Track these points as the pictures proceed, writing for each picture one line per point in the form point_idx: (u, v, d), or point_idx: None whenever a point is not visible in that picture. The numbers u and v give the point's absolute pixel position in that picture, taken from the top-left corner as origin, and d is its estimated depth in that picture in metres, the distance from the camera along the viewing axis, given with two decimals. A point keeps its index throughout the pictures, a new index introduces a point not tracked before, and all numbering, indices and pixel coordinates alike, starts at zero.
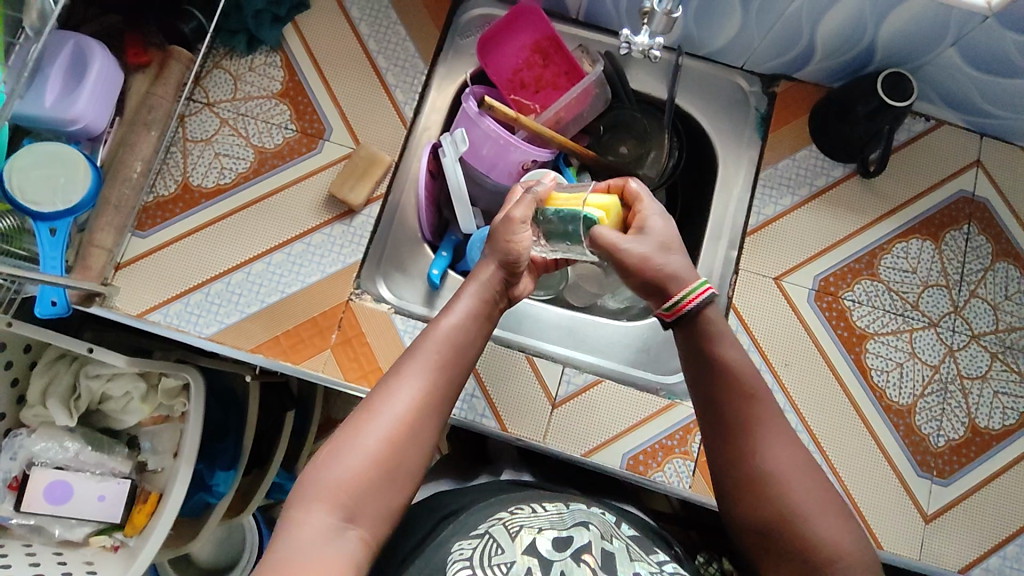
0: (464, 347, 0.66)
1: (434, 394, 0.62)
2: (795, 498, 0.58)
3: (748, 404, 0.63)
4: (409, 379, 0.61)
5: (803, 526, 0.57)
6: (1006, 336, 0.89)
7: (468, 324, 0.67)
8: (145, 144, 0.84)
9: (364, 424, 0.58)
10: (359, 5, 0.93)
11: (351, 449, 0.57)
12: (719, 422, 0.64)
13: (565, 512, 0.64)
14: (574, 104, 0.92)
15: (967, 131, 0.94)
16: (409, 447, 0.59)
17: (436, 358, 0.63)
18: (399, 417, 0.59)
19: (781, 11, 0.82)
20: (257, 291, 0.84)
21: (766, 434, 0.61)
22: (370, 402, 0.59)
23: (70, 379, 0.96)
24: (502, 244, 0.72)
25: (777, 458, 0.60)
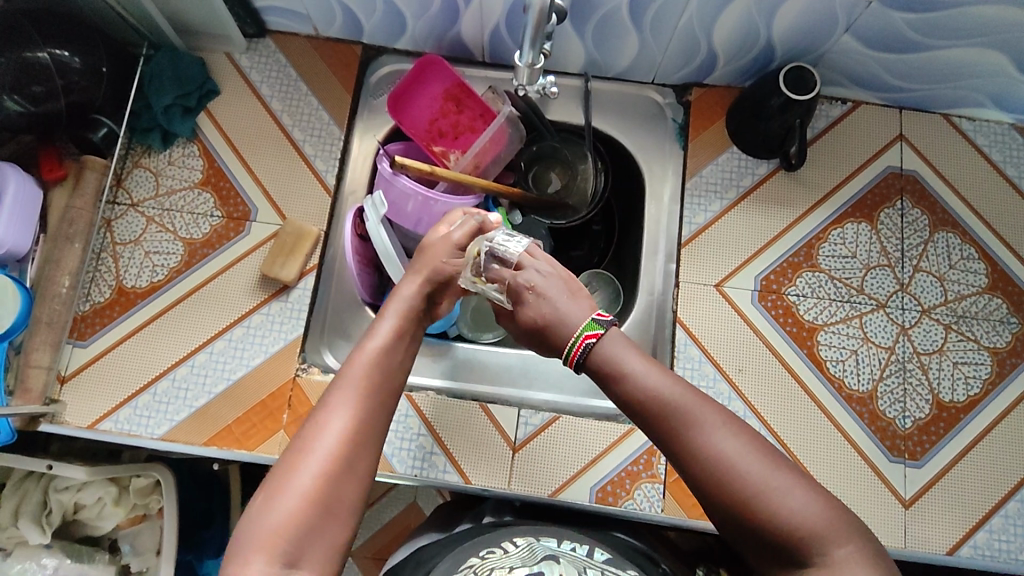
0: (391, 371, 0.65)
1: (367, 422, 0.61)
2: (754, 475, 0.55)
3: (668, 403, 0.59)
4: (339, 411, 0.60)
5: (771, 505, 0.54)
6: (957, 306, 0.88)
7: (393, 347, 0.67)
8: (71, 257, 0.84)
9: (297, 463, 0.57)
10: (268, 83, 0.94)
11: (286, 490, 0.55)
12: (654, 428, 0.60)
13: (535, 545, 0.63)
14: (491, 146, 0.93)
15: (885, 107, 0.94)
16: (347, 478, 0.57)
17: (364, 386, 0.62)
18: (332, 450, 0.58)
19: (674, 24, 0.82)
20: (203, 383, 0.84)
21: (702, 423, 0.58)
22: (301, 442, 0.58)
23: (41, 495, 0.95)
24: (426, 272, 0.74)
25: (719, 442, 0.57)
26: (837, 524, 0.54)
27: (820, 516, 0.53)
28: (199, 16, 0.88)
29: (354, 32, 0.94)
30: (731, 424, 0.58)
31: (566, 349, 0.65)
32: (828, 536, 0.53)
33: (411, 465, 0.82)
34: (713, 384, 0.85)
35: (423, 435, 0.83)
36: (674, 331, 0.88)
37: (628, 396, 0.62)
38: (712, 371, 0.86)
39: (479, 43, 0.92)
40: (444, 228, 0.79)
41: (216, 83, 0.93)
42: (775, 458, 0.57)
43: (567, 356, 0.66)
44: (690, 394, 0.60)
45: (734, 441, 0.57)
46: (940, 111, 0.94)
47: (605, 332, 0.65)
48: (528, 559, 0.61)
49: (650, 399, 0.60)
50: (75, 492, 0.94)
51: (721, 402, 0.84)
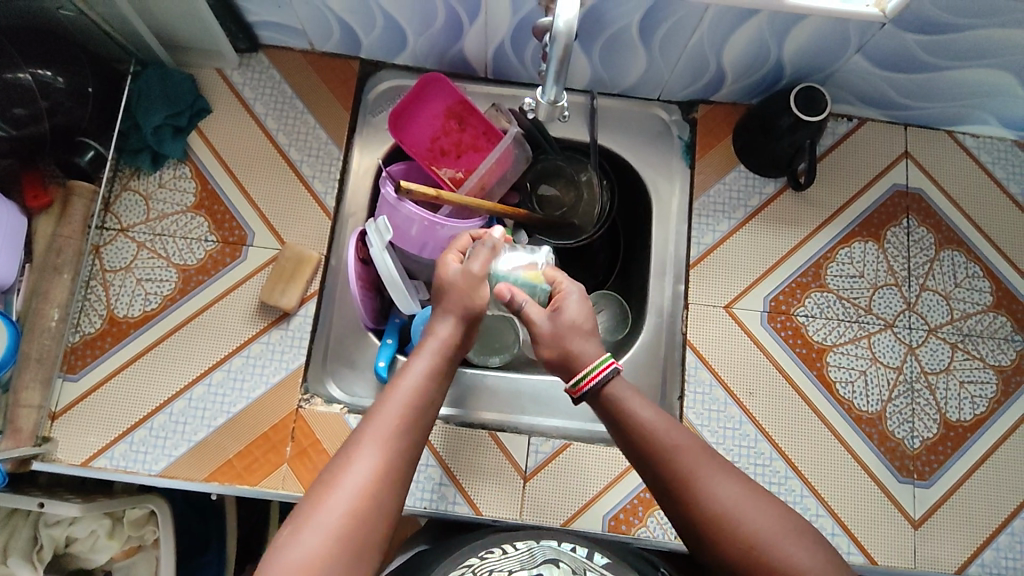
0: (425, 410, 0.63)
1: (396, 463, 0.58)
2: (756, 524, 0.57)
3: (673, 455, 0.61)
4: (368, 449, 0.58)
5: (775, 553, 0.55)
6: (962, 325, 0.88)
7: (428, 385, 0.65)
8: (59, 289, 0.80)
9: (324, 499, 0.55)
10: (262, 100, 0.90)
11: (312, 525, 0.53)
12: (658, 478, 0.62)
13: (535, 549, 0.61)
14: (496, 167, 0.91)
15: (890, 124, 0.94)
16: (372, 517, 0.55)
17: (397, 423, 0.60)
18: (360, 489, 0.55)
19: (684, 43, 0.81)
20: (202, 416, 0.81)
21: (706, 472, 0.60)
22: (331, 476, 0.56)
23: (30, 531, 0.91)
24: (462, 316, 0.70)
25: (725, 492, 0.59)
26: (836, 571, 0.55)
27: (821, 565, 0.55)
28: (189, 32, 0.84)
29: (352, 47, 0.90)
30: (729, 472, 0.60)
31: (578, 376, 0.67)
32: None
33: (419, 496, 0.80)
34: (724, 407, 0.84)
35: (431, 466, 0.82)
36: (684, 354, 0.87)
37: (633, 447, 0.64)
38: (722, 394, 0.85)
39: (482, 59, 0.89)
40: (455, 261, 0.75)
41: (207, 101, 0.89)
42: (775, 507, 0.59)
43: (577, 384, 0.67)
44: (697, 445, 0.62)
45: (739, 491, 0.59)
46: (945, 127, 0.94)
47: (616, 375, 0.67)
48: (527, 562, 0.58)
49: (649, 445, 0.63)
50: (66, 526, 0.90)
51: (732, 426, 0.84)
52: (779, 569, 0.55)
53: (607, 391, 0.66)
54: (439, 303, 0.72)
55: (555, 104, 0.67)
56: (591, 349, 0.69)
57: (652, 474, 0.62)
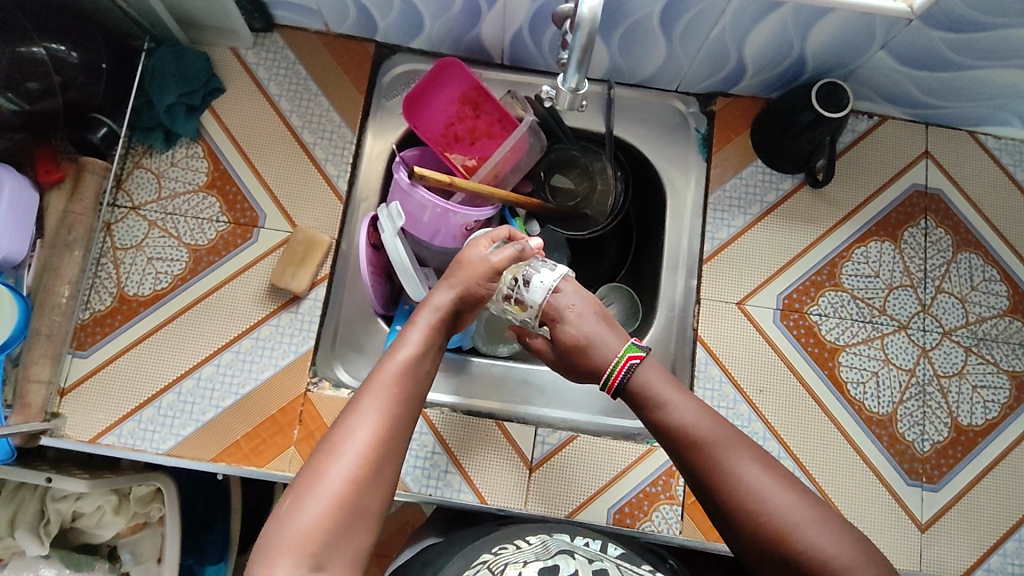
0: (419, 381, 0.63)
1: (396, 431, 0.58)
2: (785, 510, 0.56)
3: (704, 439, 0.61)
4: (367, 416, 0.58)
5: (806, 541, 0.54)
6: (977, 329, 0.87)
7: (421, 357, 0.64)
8: (70, 265, 0.80)
9: (325, 466, 0.54)
10: (276, 81, 0.90)
11: (315, 492, 0.53)
12: (688, 463, 0.62)
13: (548, 542, 0.61)
14: (510, 155, 0.90)
15: (911, 122, 0.92)
16: (374, 485, 0.55)
17: (394, 393, 0.60)
18: (361, 456, 0.55)
19: (705, 35, 0.80)
20: (210, 397, 0.81)
21: (734, 457, 0.60)
22: (331, 443, 0.56)
23: (38, 504, 0.91)
24: (458, 288, 0.70)
25: (755, 477, 0.58)
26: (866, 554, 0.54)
27: (847, 550, 0.54)
28: (204, 9, 0.83)
29: (367, 29, 0.89)
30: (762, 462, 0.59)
31: (606, 375, 0.68)
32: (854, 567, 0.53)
33: (425, 484, 0.80)
34: (734, 405, 0.84)
35: (437, 453, 0.81)
36: (694, 349, 0.86)
37: (665, 433, 0.64)
38: (731, 391, 0.84)
39: (499, 46, 0.88)
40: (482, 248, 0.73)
41: (221, 80, 0.89)
42: (806, 495, 0.58)
43: (607, 382, 0.68)
44: (726, 429, 0.62)
45: (767, 477, 0.58)
46: (967, 128, 0.92)
47: (644, 363, 0.68)
48: (542, 554, 0.58)
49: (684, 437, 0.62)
50: (73, 501, 0.90)
51: (740, 423, 0.83)
52: (808, 556, 0.54)
53: (637, 379, 0.67)
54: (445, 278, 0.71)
55: (574, 95, 0.67)
56: (612, 341, 0.70)
57: (683, 459, 0.62)
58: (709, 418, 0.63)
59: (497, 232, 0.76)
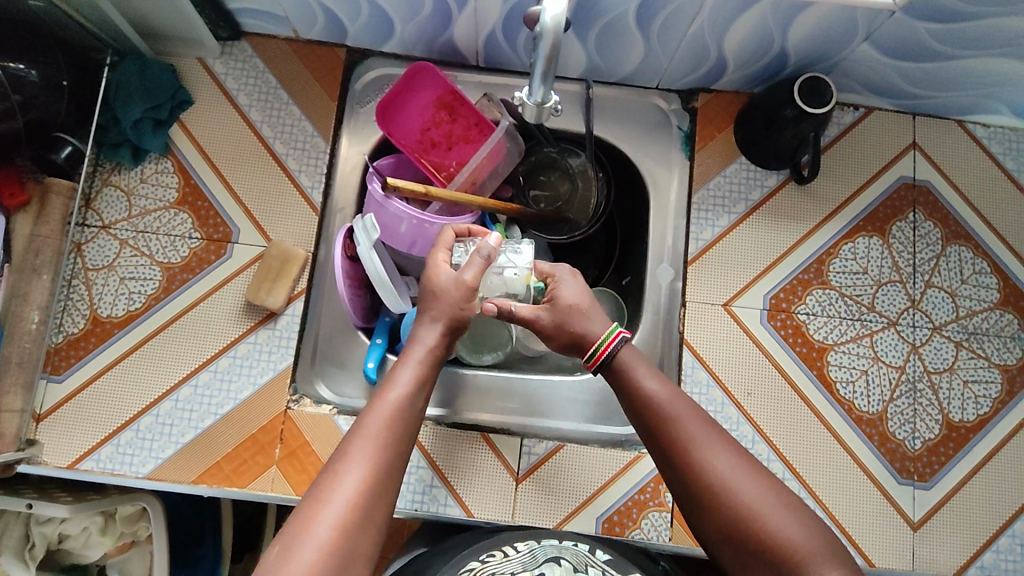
0: (411, 424, 0.61)
1: (386, 477, 0.57)
2: (751, 495, 0.56)
3: (673, 422, 0.61)
4: (357, 462, 0.56)
5: (768, 526, 0.54)
6: (968, 323, 0.86)
7: (414, 396, 0.63)
8: (39, 290, 0.78)
9: (315, 513, 0.53)
10: (246, 91, 0.87)
11: (302, 543, 0.51)
12: (657, 446, 0.62)
13: (536, 549, 0.60)
14: (486, 162, 0.88)
15: (898, 113, 0.90)
16: (363, 534, 0.53)
17: (384, 434, 0.58)
18: (350, 503, 0.54)
19: (683, 31, 0.77)
20: (189, 418, 0.80)
21: (702, 441, 0.60)
22: (320, 490, 0.54)
23: (22, 529, 0.90)
24: (448, 323, 0.68)
25: (721, 462, 0.58)
26: (833, 546, 0.54)
27: (815, 541, 0.53)
28: (167, 20, 0.81)
29: (337, 34, 0.87)
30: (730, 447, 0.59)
31: (592, 349, 0.67)
32: (816, 559, 0.52)
33: (410, 499, 0.79)
34: (722, 409, 0.82)
35: (422, 468, 0.80)
36: (681, 353, 0.85)
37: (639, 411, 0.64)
38: (719, 395, 0.83)
39: (473, 47, 0.86)
40: (445, 262, 0.72)
41: (188, 92, 0.86)
42: (772, 482, 0.57)
43: (591, 357, 0.67)
44: (697, 413, 0.62)
45: (734, 462, 0.58)
46: (955, 117, 0.90)
47: (626, 345, 0.67)
48: (529, 563, 0.57)
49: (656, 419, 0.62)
50: (58, 524, 0.89)
51: (729, 427, 0.82)
52: (769, 539, 0.54)
53: (618, 360, 0.66)
54: (425, 309, 0.69)
55: (542, 107, 0.65)
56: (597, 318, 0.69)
57: (653, 441, 0.63)
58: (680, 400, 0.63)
59: (447, 239, 0.75)
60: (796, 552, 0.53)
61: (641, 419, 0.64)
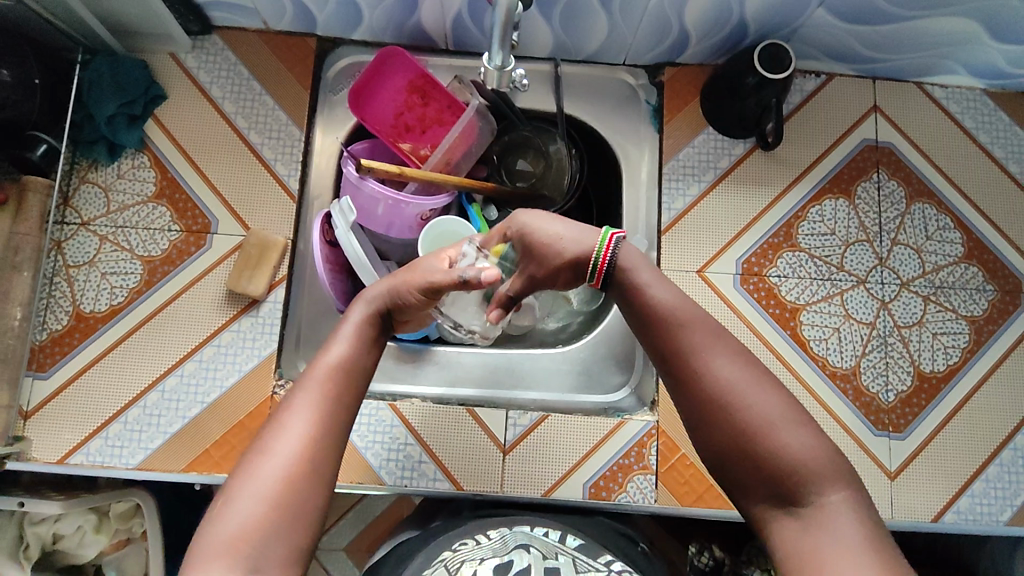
0: (357, 376, 0.61)
1: (328, 427, 0.57)
2: (756, 407, 0.56)
3: (682, 329, 0.60)
4: (298, 415, 0.56)
5: (770, 435, 0.55)
6: (934, 277, 0.88)
7: (358, 352, 0.63)
8: (21, 287, 0.79)
9: (257, 466, 0.53)
10: (218, 84, 0.88)
11: (244, 494, 0.52)
12: (661, 355, 0.61)
13: (509, 535, 0.61)
14: (460, 142, 0.89)
15: (859, 78, 0.93)
16: (309, 484, 0.54)
17: (326, 389, 0.59)
18: (291, 455, 0.54)
19: (644, 6, 0.79)
20: (176, 408, 0.81)
21: (709, 350, 0.59)
22: (262, 444, 0.55)
23: (16, 530, 0.89)
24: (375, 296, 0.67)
25: (725, 371, 0.58)
26: (833, 461, 0.54)
27: (816, 452, 0.54)
28: (136, 16, 0.82)
29: (307, 24, 0.88)
30: (736, 355, 0.59)
31: (595, 256, 0.65)
32: (818, 474, 0.53)
33: (400, 475, 0.81)
34: None
35: (410, 445, 0.82)
36: None
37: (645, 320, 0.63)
38: None
39: (441, 30, 0.87)
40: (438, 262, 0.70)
41: (162, 87, 0.87)
42: (779, 390, 0.57)
43: (593, 272, 0.66)
44: (705, 321, 0.61)
45: (739, 372, 0.58)
46: (913, 79, 0.93)
47: (621, 249, 0.65)
48: (499, 549, 0.58)
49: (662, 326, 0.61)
50: (52, 523, 0.88)
51: None
52: (773, 448, 0.54)
53: (622, 266, 0.65)
54: (392, 273, 0.70)
55: (505, 72, 0.68)
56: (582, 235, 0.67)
57: (656, 350, 0.62)
58: (688, 308, 0.62)
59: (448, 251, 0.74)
60: (795, 467, 0.53)
61: (645, 327, 0.63)
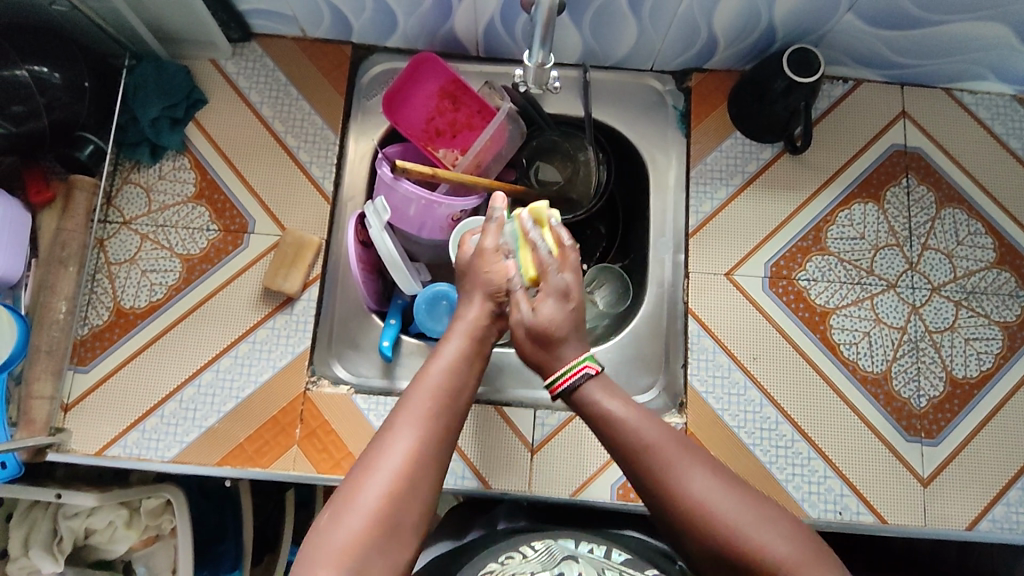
0: (457, 391, 0.64)
1: (433, 443, 0.59)
2: (733, 519, 0.55)
3: (650, 449, 0.60)
4: (404, 431, 0.59)
5: (756, 549, 0.54)
6: (966, 282, 0.88)
7: (459, 367, 0.65)
8: (65, 281, 0.81)
9: (364, 478, 0.56)
10: (257, 89, 0.91)
11: (352, 508, 0.54)
12: (637, 481, 0.61)
13: (553, 547, 0.60)
14: (491, 145, 0.91)
15: (887, 84, 0.93)
16: (409, 501, 0.56)
17: (430, 406, 0.61)
18: (397, 472, 0.56)
19: (673, 11, 0.81)
20: (211, 402, 0.82)
21: (680, 469, 0.59)
22: (368, 458, 0.57)
23: (50, 523, 0.90)
24: (483, 291, 0.72)
25: (699, 490, 0.57)
26: (815, 559, 0.53)
27: (801, 552, 0.54)
28: (181, 24, 0.85)
29: (344, 31, 0.91)
30: (706, 469, 0.59)
31: (552, 378, 0.68)
32: (809, 574, 0.52)
33: None
34: (729, 373, 0.84)
35: None
36: (686, 322, 0.87)
37: (614, 440, 0.63)
38: (726, 361, 0.85)
39: (473, 37, 0.89)
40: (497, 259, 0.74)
41: (203, 92, 0.90)
42: (751, 496, 0.57)
43: (551, 384, 0.68)
44: (670, 436, 0.61)
45: (712, 485, 0.57)
46: (942, 85, 0.93)
47: (587, 378, 0.67)
48: (547, 562, 0.57)
49: (631, 448, 0.61)
50: (84, 517, 0.88)
51: (737, 391, 0.84)
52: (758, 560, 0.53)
53: (580, 391, 0.67)
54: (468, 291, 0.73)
55: (542, 69, 0.70)
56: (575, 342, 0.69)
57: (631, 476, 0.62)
58: (654, 424, 0.62)
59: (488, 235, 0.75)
60: (781, 572, 0.52)
61: (616, 452, 0.63)
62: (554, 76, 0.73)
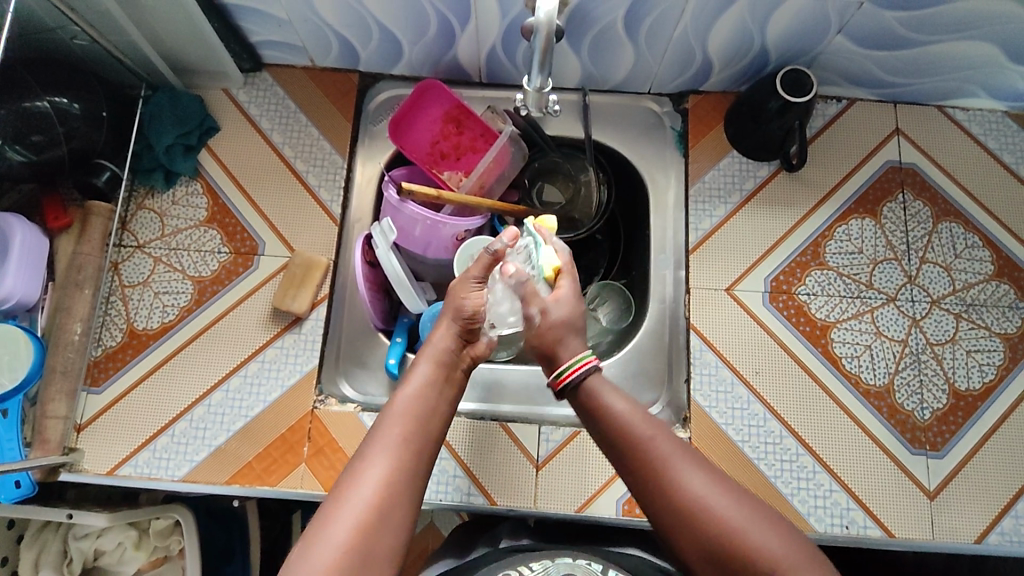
0: (427, 419, 0.65)
1: (403, 474, 0.60)
2: (728, 515, 0.56)
3: (646, 443, 0.62)
4: (375, 460, 0.59)
5: (754, 543, 0.54)
6: (965, 295, 0.88)
7: (429, 396, 0.66)
8: (81, 303, 0.84)
9: (335, 510, 0.56)
10: (268, 116, 0.94)
11: (321, 540, 0.54)
12: (636, 475, 0.61)
13: (551, 567, 0.61)
14: (494, 167, 0.93)
15: (880, 103, 0.95)
16: (382, 530, 0.56)
17: (400, 434, 0.62)
18: (367, 501, 0.56)
19: (669, 36, 0.83)
20: (221, 421, 0.84)
21: (680, 464, 0.60)
22: (340, 489, 0.58)
23: (61, 544, 0.91)
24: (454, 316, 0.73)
25: (696, 485, 0.58)
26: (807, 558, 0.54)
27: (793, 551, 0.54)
28: (196, 56, 0.88)
29: (351, 61, 0.94)
30: (701, 468, 0.60)
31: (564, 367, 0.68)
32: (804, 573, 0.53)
33: (435, 490, 0.82)
34: (732, 388, 0.85)
35: (445, 459, 0.83)
36: (689, 337, 0.88)
37: (612, 432, 0.64)
38: (729, 376, 0.86)
39: (476, 65, 0.93)
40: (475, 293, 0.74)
41: (216, 120, 0.93)
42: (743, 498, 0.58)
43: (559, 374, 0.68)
44: (668, 435, 0.62)
45: (710, 482, 0.58)
46: (934, 103, 0.95)
47: (594, 371, 0.68)
48: None
49: (630, 439, 0.62)
50: (94, 538, 0.89)
51: (740, 406, 0.85)
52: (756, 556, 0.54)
53: (587, 385, 0.67)
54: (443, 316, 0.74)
55: (542, 92, 0.73)
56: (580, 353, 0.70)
57: (630, 472, 0.62)
58: (651, 419, 0.64)
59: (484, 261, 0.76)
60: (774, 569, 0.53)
61: (616, 449, 0.63)
62: (552, 101, 0.75)
